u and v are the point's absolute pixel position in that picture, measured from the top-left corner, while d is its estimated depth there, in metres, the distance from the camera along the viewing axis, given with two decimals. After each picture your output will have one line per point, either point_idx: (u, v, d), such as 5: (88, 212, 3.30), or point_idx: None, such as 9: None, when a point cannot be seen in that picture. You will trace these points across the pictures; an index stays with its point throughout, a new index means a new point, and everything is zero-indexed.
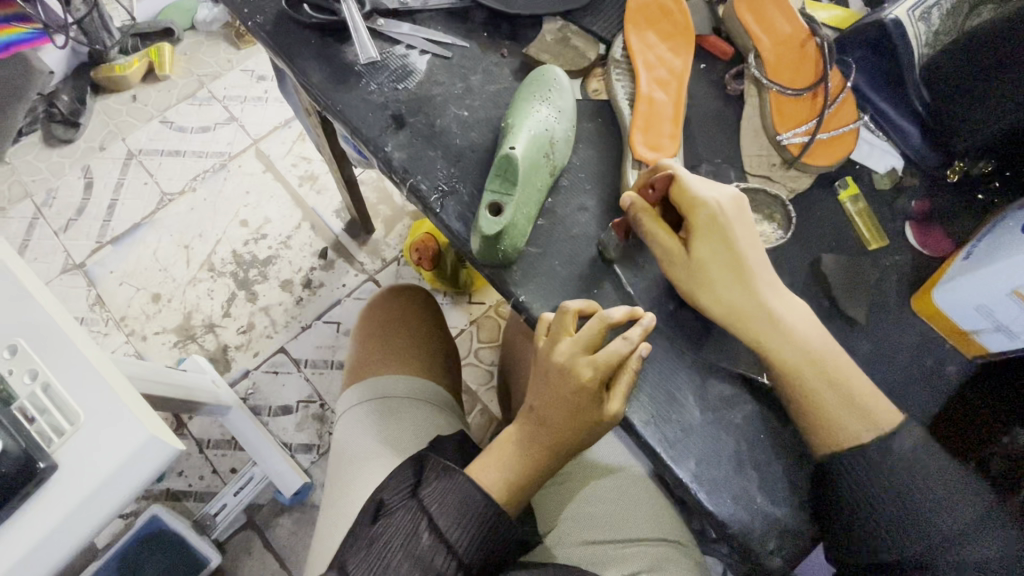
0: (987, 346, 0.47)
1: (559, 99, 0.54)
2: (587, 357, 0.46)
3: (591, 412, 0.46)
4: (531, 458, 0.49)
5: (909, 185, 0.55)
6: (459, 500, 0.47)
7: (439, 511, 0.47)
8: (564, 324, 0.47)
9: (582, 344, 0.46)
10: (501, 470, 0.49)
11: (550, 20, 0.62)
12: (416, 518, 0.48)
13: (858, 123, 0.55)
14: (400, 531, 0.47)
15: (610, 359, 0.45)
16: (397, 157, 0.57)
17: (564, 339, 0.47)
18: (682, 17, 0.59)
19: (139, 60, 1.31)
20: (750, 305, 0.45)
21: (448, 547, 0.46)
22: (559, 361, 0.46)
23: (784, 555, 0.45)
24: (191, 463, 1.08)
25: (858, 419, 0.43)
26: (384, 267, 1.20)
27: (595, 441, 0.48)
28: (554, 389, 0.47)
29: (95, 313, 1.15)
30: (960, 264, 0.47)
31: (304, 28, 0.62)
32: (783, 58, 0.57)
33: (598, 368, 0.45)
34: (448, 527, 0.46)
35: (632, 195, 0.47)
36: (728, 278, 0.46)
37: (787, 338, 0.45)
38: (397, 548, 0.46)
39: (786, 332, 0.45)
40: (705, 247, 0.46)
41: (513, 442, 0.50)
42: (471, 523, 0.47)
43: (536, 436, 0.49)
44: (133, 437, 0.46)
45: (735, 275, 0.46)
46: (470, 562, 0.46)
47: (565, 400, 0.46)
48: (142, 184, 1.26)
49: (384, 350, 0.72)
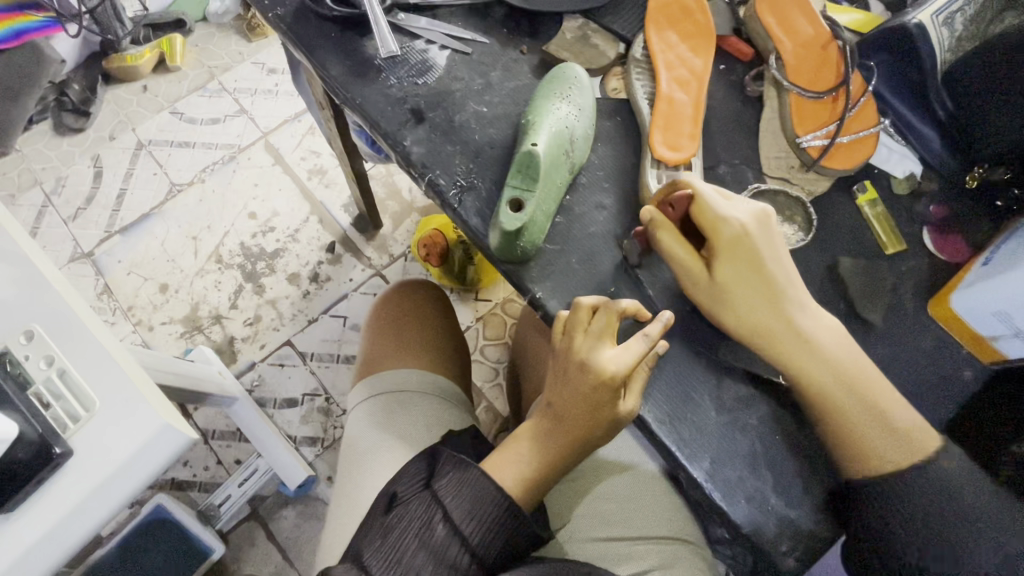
0: (1006, 352, 0.47)
1: (579, 97, 0.54)
2: (607, 355, 0.46)
3: (608, 408, 0.46)
4: (546, 452, 0.49)
5: (927, 191, 0.55)
6: (474, 494, 0.47)
7: (454, 504, 0.47)
8: (579, 319, 0.47)
9: (600, 340, 0.46)
10: (516, 465, 0.50)
11: (570, 19, 0.62)
12: (430, 510, 0.48)
13: (878, 127, 0.55)
14: (415, 522, 0.47)
15: (629, 356, 0.45)
16: (416, 152, 0.57)
17: (580, 335, 0.47)
18: (703, 17, 0.59)
19: (150, 50, 1.31)
20: (775, 325, 0.46)
21: (462, 540, 0.46)
22: (578, 357, 0.46)
23: (797, 556, 0.46)
24: (196, 453, 1.09)
25: (852, 394, 0.44)
26: (392, 263, 1.20)
27: (611, 437, 0.48)
28: (572, 385, 0.47)
29: (103, 303, 1.15)
30: (977, 271, 0.48)
31: (325, 21, 0.62)
32: (804, 60, 0.57)
33: (618, 365, 0.45)
34: (462, 520, 0.46)
35: (653, 212, 0.48)
36: (751, 300, 0.46)
37: (806, 349, 0.45)
38: (412, 539, 0.47)
39: (803, 340, 0.45)
40: (728, 268, 0.46)
41: (529, 438, 0.50)
42: (485, 516, 0.47)
43: (552, 433, 0.49)
44: (147, 427, 0.47)
45: (759, 296, 0.46)
46: (483, 556, 0.46)
47: (582, 395, 0.46)
48: (152, 174, 1.26)
49: (395, 344, 0.72)
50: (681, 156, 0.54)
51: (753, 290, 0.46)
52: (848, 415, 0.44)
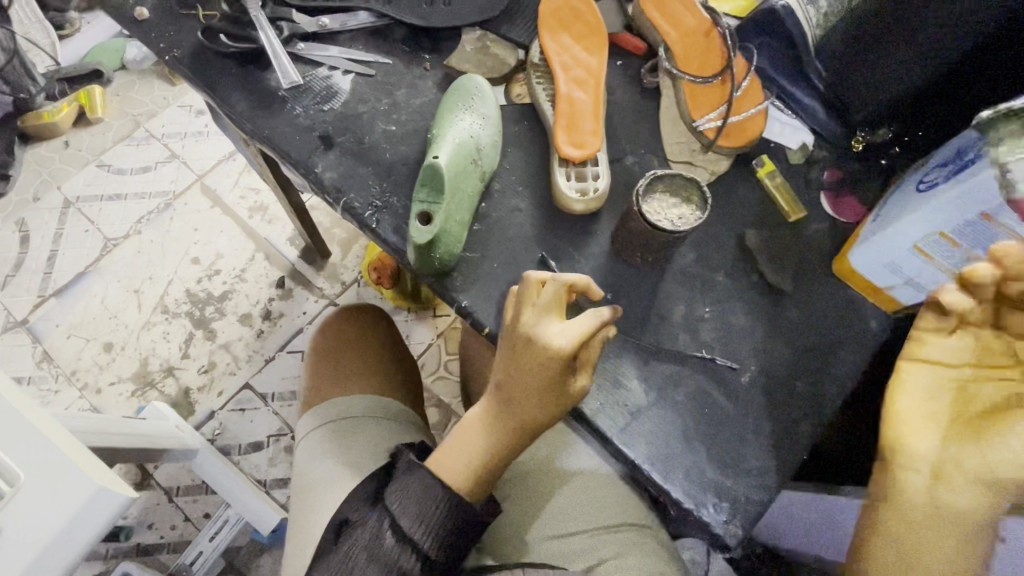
0: (901, 299, 0.50)
1: (482, 106, 0.56)
2: (554, 329, 0.45)
3: (557, 386, 0.46)
4: (498, 435, 0.49)
5: (820, 158, 0.58)
6: (420, 493, 0.47)
7: (401, 510, 0.47)
8: (527, 292, 0.46)
9: (547, 314, 0.46)
10: (466, 452, 0.49)
11: (468, 31, 0.64)
12: (379, 519, 0.48)
13: (766, 103, 0.57)
14: (367, 531, 0.48)
15: (581, 333, 0.44)
16: (329, 177, 0.57)
17: (527, 309, 0.46)
18: (593, 17, 0.60)
19: (67, 105, 1.27)
20: (940, 399, 0.38)
21: (412, 546, 0.47)
22: (525, 333, 0.46)
23: (740, 523, 0.47)
24: (161, 514, 1.04)
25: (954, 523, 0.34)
26: (345, 291, 1.19)
27: (562, 416, 0.48)
28: (521, 363, 0.46)
29: (44, 371, 1.10)
30: (870, 226, 0.49)
31: (225, 58, 0.62)
32: (690, 48, 0.59)
33: (565, 339, 0.44)
34: (412, 523, 0.47)
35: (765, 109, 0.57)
36: (937, 388, 0.39)
37: (973, 443, 0.35)
38: (360, 552, 0.47)
39: (973, 441, 0.35)
40: (990, 394, 0.37)
41: (480, 422, 0.49)
42: (433, 520, 0.47)
43: (503, 413, 0.48)
44: (80, 493, 0.45)
45: (951, 414, 0.37)
46: (435, 557, 0.47)
47: (532, 373, 0.46)
48: (83, 232, 1.22)
49: (340, 370, 0.72)
50: (585, 152, 0.55)
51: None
52: (900, 538, 0.36)
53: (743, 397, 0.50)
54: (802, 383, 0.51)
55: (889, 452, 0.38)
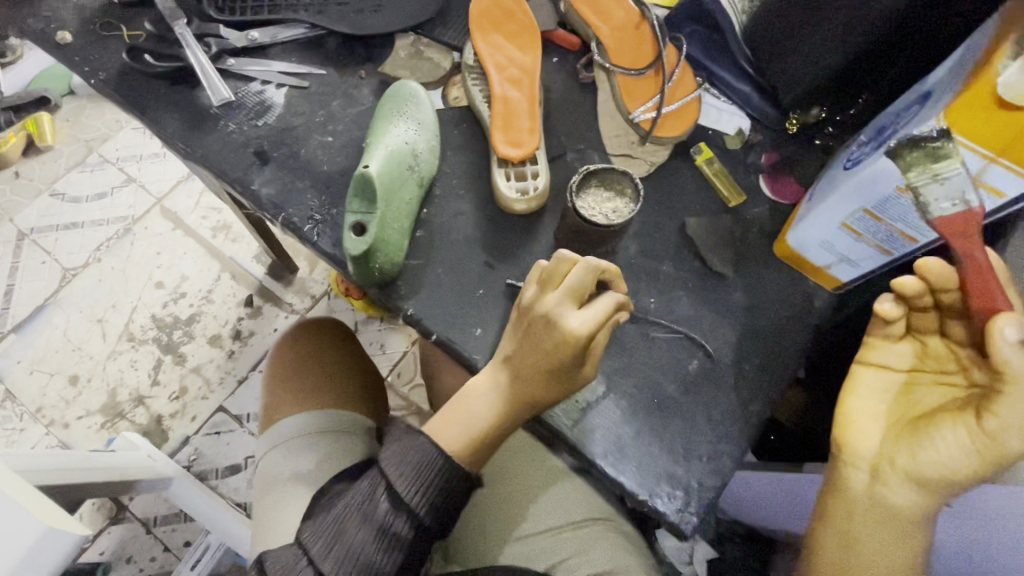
0: (839, 277, 0.51)
1: (417, 112, 0.55)
2: (574, 313, 0.43)
3: (568, 369, 0.44)
4: (498, 410, 0.46)
5: (756, 142, 0.59)
6: (416, 458, 0.44)
7: (396, 472, 0.44)
8: (553, 272, 0.44)
9: (569, 298, 0.43)
10: (464, 424, 0.46)
11: (401, 37, 0.63)
12: (375, 481, 0.45)
13: (698, 92, 0.58)
14: (360, 494, 0.45)
15: (598, 316, 0.43)
16: (266, 193, 0.56)
17: (553, 289, 0.44)
18: (525, 16, 0.59)
19: (15, 134, 1.23)
20: (881, 403, 0.42)
21: (405, 512, 0.43)
22: (547, 312, 0.43)
23: (698, 510, 0.47)
24: (140, 546, 1.02)
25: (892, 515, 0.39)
26: (315, 305, 1.17)
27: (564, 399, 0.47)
28: (539, 342, 0.44)
29: (6, 410, 1.07)
30: (805, 207, 0.49)
31: (153, 78, 0.60)
32: (621, 42, 0.59)
33: (583, 323, 0.42)
34: (406, 493, 0.43)
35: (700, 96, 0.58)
36: (886, 389, 0.43)
37: (910, 446, 0.39)
38: (353, 514, 0.45)
39: (914, 450, 0.39)
40: (928, 400, 0.41)
41: (481, 394, 0.47)
42: (427, 483, 0.43)
43: (509, 389, 0.46)
44: (23, 538, 0.42)
45: (896, 416, 0.41)
46: (429, 525, 0.44)
47: (546, 353, 0.44)
48: (40, 264, 1.18)
49: (300, 386, 0.71)
50: (522, 151, 0.54)
51: (986, 454, 0.36)
52: (842, 528, 0.41)
53: (694, 384, 0.51)
54: (751, 366, 0.51)
55: (837, 449, 0.42)
